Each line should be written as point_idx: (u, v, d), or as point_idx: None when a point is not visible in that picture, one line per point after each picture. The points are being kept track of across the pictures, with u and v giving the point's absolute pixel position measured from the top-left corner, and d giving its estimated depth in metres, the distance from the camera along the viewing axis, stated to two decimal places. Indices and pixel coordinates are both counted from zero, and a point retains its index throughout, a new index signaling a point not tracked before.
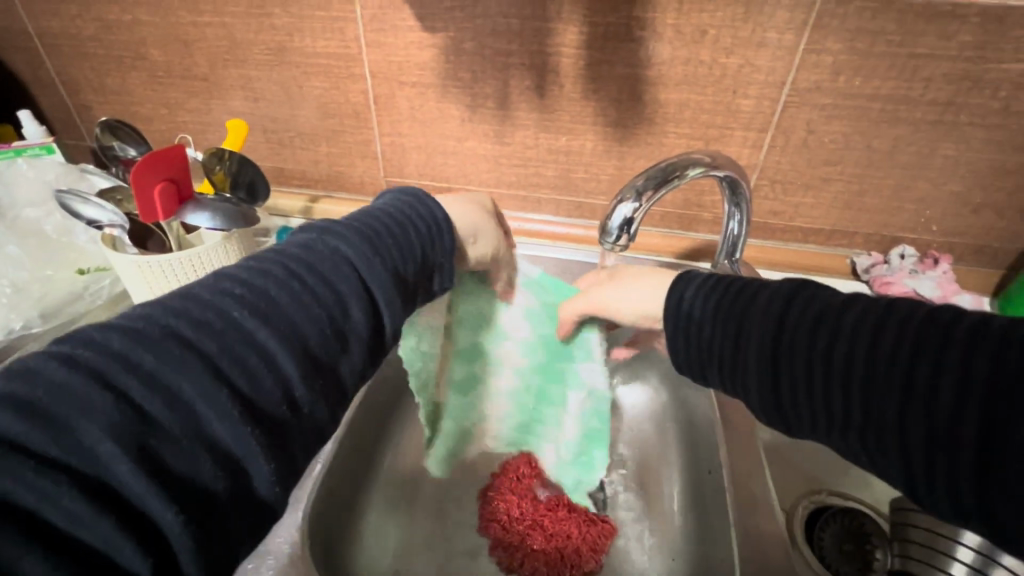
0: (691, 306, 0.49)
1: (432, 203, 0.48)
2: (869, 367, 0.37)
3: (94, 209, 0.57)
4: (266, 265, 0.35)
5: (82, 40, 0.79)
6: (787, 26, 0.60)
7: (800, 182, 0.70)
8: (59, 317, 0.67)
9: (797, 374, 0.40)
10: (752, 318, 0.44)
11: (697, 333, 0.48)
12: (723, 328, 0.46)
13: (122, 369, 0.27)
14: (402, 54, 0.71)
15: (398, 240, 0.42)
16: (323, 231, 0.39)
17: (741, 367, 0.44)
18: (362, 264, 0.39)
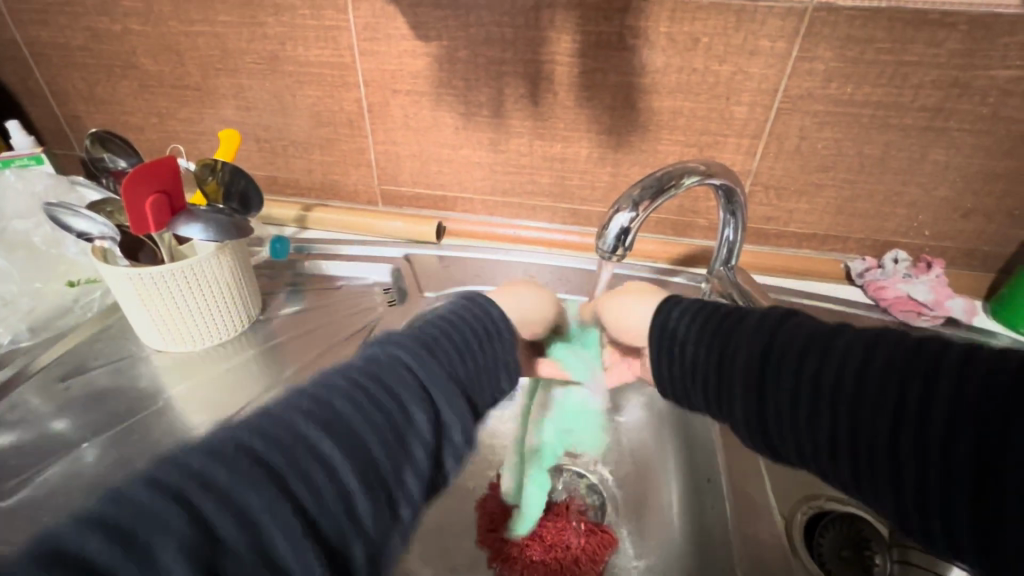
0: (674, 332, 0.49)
1: (486, 303, 0.49)
2: (856, 396, 0.37)
3: (86, 222, 0.56)
4: (338, 376, 0.38)
5: (72, 50, 0.78)
6: (779, 34, 0.60)
7: (794, 188, 0.71)
8: (48, 330, 0.67)
9: (785, 402, 0.40)
10: (738, 344, 0.44)
11: (684, 360, 0.48)
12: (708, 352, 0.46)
13: (200, 488, 0.30)
14: (396, 62, 0.71)
15: (461, 349, 0.44)
16: (388, 341, 0.41)
17: (724, 388, 0.44)
18: (426, 376, 0.40)
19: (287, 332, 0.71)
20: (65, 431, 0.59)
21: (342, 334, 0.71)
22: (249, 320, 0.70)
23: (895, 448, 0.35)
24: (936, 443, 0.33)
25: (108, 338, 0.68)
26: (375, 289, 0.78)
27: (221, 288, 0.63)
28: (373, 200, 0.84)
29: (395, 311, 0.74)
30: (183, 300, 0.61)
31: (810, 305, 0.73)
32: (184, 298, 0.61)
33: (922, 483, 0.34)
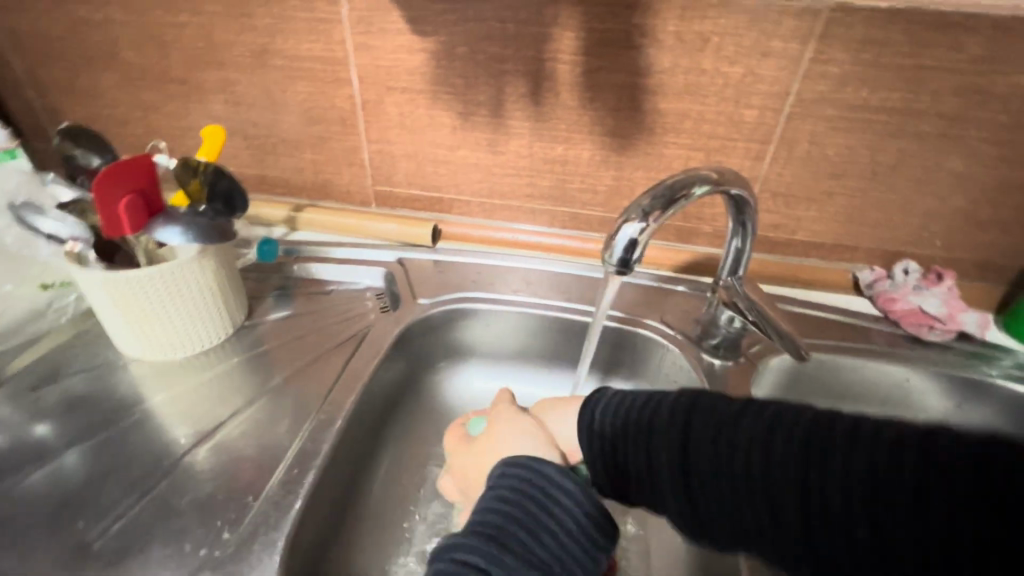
0: (596, 419, 0.46)
1: (544, 477, 0.44)
2: (789, 487, 0.36)
3: (54, 223, 0.54)
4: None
5: (51, 39, 0.75)
6: (792, 35, 0.58)
7: (804, 195, 0.68)
8: (20, 335, 0.63)
9: (723, 499, 0.38)
10: (660, 437, 0.42)
11: (609, 450, 0.45)
12: (631, 442, 0.43)
13: None
14: (391, 58, 0.67)
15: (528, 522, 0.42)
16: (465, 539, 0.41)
17: (660, 491, 0.42)
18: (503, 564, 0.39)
19: (276, 338, 0.68)
20: (35, 445, 0.55)
21: (329, 342, 0.67)
22: (234, 326, 0.66)
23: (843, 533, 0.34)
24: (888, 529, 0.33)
25: (83, 344, 0.65)
26: (366, 294, 0.75)
27: (203, 293, 0.60)
28: (366, 201, 0.81)
29: (386, 317, 0.70)
30: (161, 305, 0.58)
31: (818, 316, 0.70)
32: (163, 303, 0.58)
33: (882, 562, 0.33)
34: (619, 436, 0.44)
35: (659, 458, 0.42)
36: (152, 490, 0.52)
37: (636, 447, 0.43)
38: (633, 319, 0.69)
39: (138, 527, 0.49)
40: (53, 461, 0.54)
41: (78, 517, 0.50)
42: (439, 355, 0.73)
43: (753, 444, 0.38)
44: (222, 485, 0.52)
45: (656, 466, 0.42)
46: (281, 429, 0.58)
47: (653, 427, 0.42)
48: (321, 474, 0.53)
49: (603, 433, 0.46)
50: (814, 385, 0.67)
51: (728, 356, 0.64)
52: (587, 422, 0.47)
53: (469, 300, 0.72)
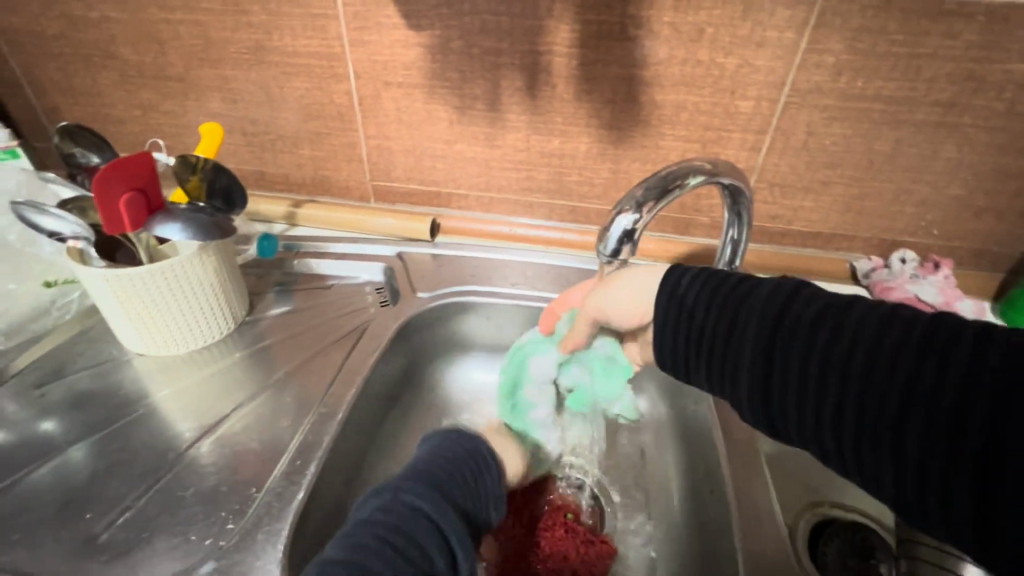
0: (675, 294, 0.47)
1: (474, 435, 0.53)
2: (862, 369, 0.36)
3: (55, 221, 0.53)
4: (364, 541, 0.40)
5: (48, 38, 0.75)
6: (787, 24, 0.58)
7: (800, 185, 0.68)
8: (24, 333, 0.64)
9: (794, 372, 0.39)
10: (742, 314, 0.43)
11: (687, 324, 0.46)
12: (706, 319, 0.44)
13: None
14: (387, 53, 0.68)
15: (456, 476, 0.47)
16: (394, 489, 0.44)
17: (731, 360, 0.43)
18: (439, 512, 0.43)
19: (277, 334, 0.69)
20: (42, 440, 0.56)
21: (330, 336, 0.68)
22: (235, 322, 0.67)
23: (898, 414, 0.34)
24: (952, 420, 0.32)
25: (86, 341, 0.65)
26: (366, 288, 0.76)
27: (204, 289, 0.61)
28: (365, 196, 0.81)
29: (386, 311, 0.71)
30: (163, 301, 0.59)
31: None
32: (164, 299, 0.59)
33: (930, 450, 0.33)
34: (695, 310, 0.45)
35: (736, 332, 0.42)
36: (157, 484, 0.53)
37: (714, 320, 0.44)
38: None
39: (143, 519, 0.50)
40: (59, 456, 0.55)
41: (84, 511, 0.50)
42: (440, 349, 0.74)
43: (830, 323, 0.39)
44: (226, 478, 0.53)
45: (740, 334, 0.42)
46: (283, 423, 0.58)
47: (737, 305, 0.43)
48: (322, 465, 0.54)
49: (681, 305, 0.46)
50: None
51: None
52: (670, 288, 0.47)
53: (467, 293, 0.72)
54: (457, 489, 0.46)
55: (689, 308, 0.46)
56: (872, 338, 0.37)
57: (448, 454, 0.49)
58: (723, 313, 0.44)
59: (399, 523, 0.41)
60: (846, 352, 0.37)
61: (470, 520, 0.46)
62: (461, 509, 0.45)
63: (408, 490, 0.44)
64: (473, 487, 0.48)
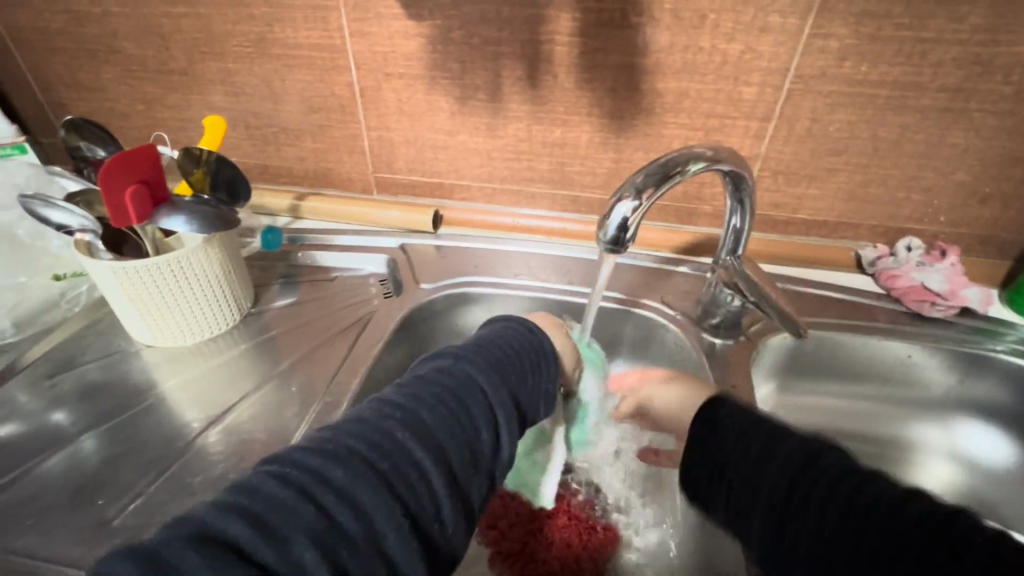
0: (699, 437, 0.48)
1: (542, 334, 0.54)
2: (847, 509, 0.38)
3: (62, 213, 0.54)
4: (422, 391, 0.43)
5: (53, 34, 0.76)
6: (790, 10, 0.57)
7: (804, 172, 0.68)
8: (36, 326, 0.65)
9: (762, 491, 0.42)
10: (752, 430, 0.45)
11: (705, 442, 0.47)
12: (723, 447, 0.46)
13: (320, 487, 0.35)
14: (388, 44, 0.68)
15: (516, 363, 0.48)
16: (456, 358, 0.47)
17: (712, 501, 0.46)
18: (492, 389, 0.45)
19: (282, 325, 0.69)
20: (53, 430, 0.57)
21: (335, 327, 0.69)
22: (241, 314, 0.68)
23: (854, 543, 0.37)
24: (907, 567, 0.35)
25: (96, 333, 0.66)
26: (370, 280, 0.76)
27: (210, 280, 0.61)
28: (368, 188, 0.82)
29: (389, 302, 0.71)
30: (170, 292, 0.59)
31: (820, 295, 0.70)
32: (170, 290, 0.59)
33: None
34: (714, 455, 0.46)
35: (747, 455, 0.44)
36: (167, 471, 0.54)
37: (728, 455, 0.45)
38: (634, 300, 0.69)
39: (154, 505, 0.51)
40: (72, 444, 0.56)
41: (96, 497, 0.51)
42: (444, 339, 0.74)
43: (833, 485, 0.39)
44: (234, 466, 0.54)
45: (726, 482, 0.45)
46: (289, 413, 0.59)
47: (748, 450, 0.44)
48: None
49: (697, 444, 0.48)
50: (813, 364, 0.68)
51: (728, 335, 0.65)
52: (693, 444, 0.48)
53: (470, 284, 0.72)
54: (517, 371, 0.48)
55: (711, 451, 0.46)
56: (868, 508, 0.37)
57: (510, 335, 0.51)
58: (733, 463, 0.44)
59: (454, 387, 0.44)
60: (846, 494, 0.38)
61: (523, 407, 0.47)
62: (515, 397, 0.47)
63: (463, 361, 0.46)
64: (532, 379, 0.49)
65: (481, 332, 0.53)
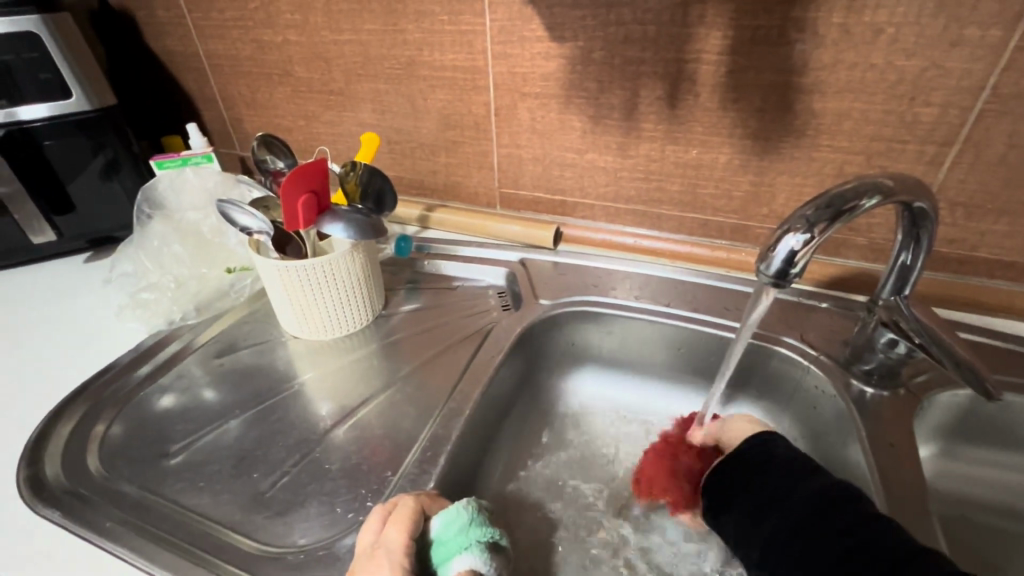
0: (743, 459, 0.49)
1: None
2: (836, 519, 0.40)
3: (247, 217, 0.62)
4: None
5: (241, 60, 0.88)
6: (993, 21, 0.50)
7: (990, 205, 0.59)
8: (210, 311, 0.75)
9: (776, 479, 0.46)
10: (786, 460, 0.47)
11: (739, 475, 0.48)
12: (750, 476, 0.47)
13: None
14: (527, 65, 0.70)
15: (176, 520, 0.52)
16: (175, 534, 0.50)
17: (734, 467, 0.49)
18: (109, 537, 0.49)
19: (406, 329, 0.73)
20: (211, 403, 0.65)
21: (457, 335, 0.72)
22: (373, 316, 0.73)
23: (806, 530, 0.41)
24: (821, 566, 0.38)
25: (253, 322, 0.75)
26: (489, 291, 0.78)
27: (351, 284, 0.67)
28: (492, 203, 0.84)
29: (510, 315, 0.72)
30: (318, 293, 0.66)
31: (1004, 351, 0.60)
32: (319, 290, 0.65)
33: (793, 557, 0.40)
34: (745, 487, 0.47)
35: (776, 481, 0.45)
36: (309, 454, 0.59)
37: (748, 494, 0.46)
38: (771, 336, 0.63)
39: (299, 486, 0.55)
40: (237, 414, 0.63)
41: (252, 470, 0.57)
42: (558, 356, 0.74)
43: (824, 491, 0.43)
44: (365, 457, 0.58)
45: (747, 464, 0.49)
46: (412, 413, 0.62)
47: (763, 477, 0.47)
48: (451, 458, 0.56)
49: (732, 470, 0.49)
50: (990, 428, 0.57)
51: (884, 385, 0.57)
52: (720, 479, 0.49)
53: (591, 302, 0.71)
54: (163, 511, 0.53)
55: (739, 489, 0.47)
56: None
57: (200, 505, 0.53)
58: (756, 490, 0.46)
59: None
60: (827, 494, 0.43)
61: (205, 538, 0.50)
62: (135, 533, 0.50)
63: None
64: (201, 508, 0.53)
65: (264, 488, 0.55)
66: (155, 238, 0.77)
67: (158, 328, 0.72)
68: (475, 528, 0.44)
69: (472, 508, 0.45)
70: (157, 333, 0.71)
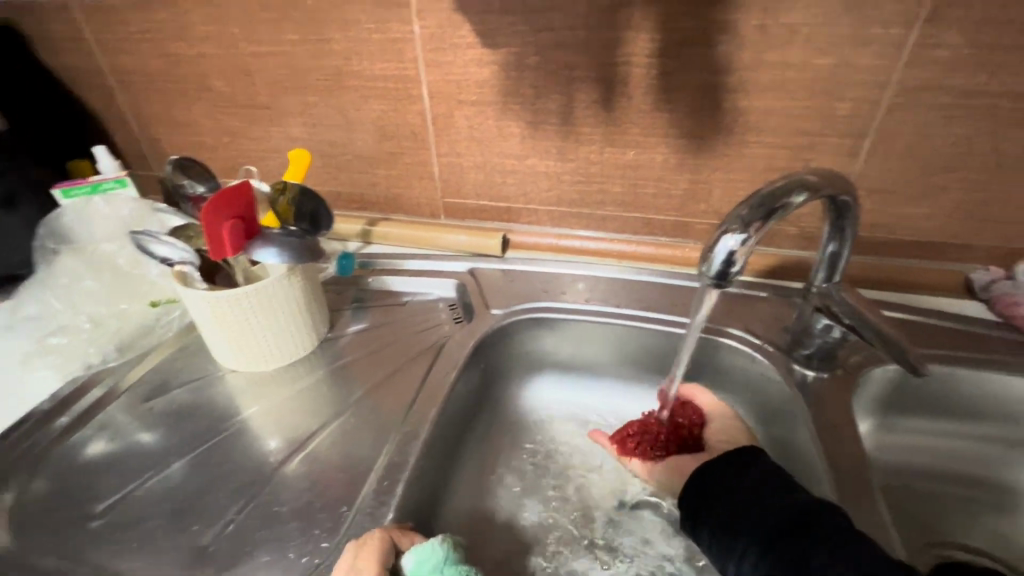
0: (717, 468, 0.50)
1: None
2: (818, 534, 0.42)
3: (167, 247, 0.57)
4: None
5: (152, 75, 0.81)
6: (894, 20, 0.54)
7: (905, 191, 0.63)
8: (134, 349, 0.68)
9: (755, 487, 0.48)
10: (751, 465, 0.50)
11: (716, 480, 0.50)
12: (726, 483, 0.49)
13: None
14: (461, 73, 0.68)
15: None
16: None
17: (715, 467, 0.51)
18: None
19: (357, 350, 0.70)
20: (143, 451, 0.59)
21: (409, 353, 0.69)
22: (318, 339, 0.70)
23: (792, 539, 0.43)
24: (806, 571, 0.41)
25: (185, 357, 0.70)
26: (439, 304, 0.77)
27: (291, 308, 0.63)
28: (436, 213, 0.82)
29: (462, 328, 0.71)
30: (256, 321, 0.62)
31: (928, 324, 0.64)
32: (256, 318, 0.61)
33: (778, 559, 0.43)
34: (722, 496, 0.48)
35: (751, 488, 0.48)
36: (255, 498, 0.55)
37: (724, 502, 0.48)
38: (717, 328, 0.65)
39: (246, 533, 0.52)
40: (171, 462, 0.58)
41: (192, 522, 0.53)
42: (515, 365, 0.73)
43: (806, 505, 0.45)
44: (318, 494, 0.55)
45: (728, 467, 0.50)
46: (367, 441, 0.60)
47: (736, 485, 0.48)
48: (410, 485, 0.54)
49: (706, 476, 0.50)
50: (923, 398, 0.61)
51: (823, 367, 0.60)
52: (694, 482, 0.51)
53: (543, 309, 0.71)
54: None
55: (715, 495, 0.49)
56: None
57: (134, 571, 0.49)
58: (734, 495, 0.48)
59: None
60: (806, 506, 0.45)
61: None
62: None
63: None
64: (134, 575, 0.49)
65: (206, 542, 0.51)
66: (64, 276, 0.71)
67: (74, 374, 0.65)
68: (450, 567, 0.44)
69: (447, 546, 0.45)
70: (73, 380, 0.64)
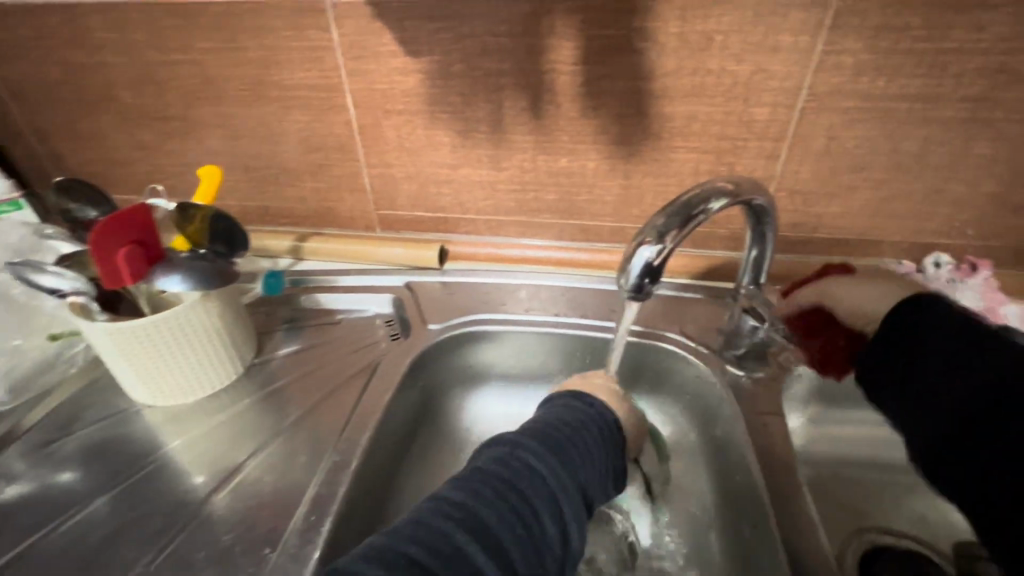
0: (890, 332, 0.50)
1: None
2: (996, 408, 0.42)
3: (53, 277, 0.53)
4: None
5: (48, 86, 0.75)
6: (802, 28, 0.55)
7: (823, 191, 0.65)
8: (32, 389, 0.63)
9: (923, 372, 0.47)
10: (917, 344, 0.48)
11: (889, 360, 0.49)
12: (903, 358, 0.49)
13: None
14: (386, 81, 0.66)
15: None
16: None
17: (886, 351, 0.50)
18: None
19: (289, 373, 0.67)
20: (45, 503, 0.55)
21: (344, 374, 0.66)
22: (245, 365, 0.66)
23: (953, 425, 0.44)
24: (981, 453, 0.41)
25: (93, 394, 0.64)
26: (376, 321, 0.74)
27: (209, 335, 0.59)
28: (371, 225, 0.79)
29: (398, 345, 0.68)
30: (168, 352, 0.57)
31: None
32: (168, 349, 0.57)
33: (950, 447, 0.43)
34: (908, 368, 0.48)
35: (923, 371, 0.47)
36: (169, 546, 0.51)
37: (911, 373, 0.48)
38: (655, 332, 0.66)
39: None
40: (72, 514, 0.54)
41: None
42: (457, 380, 0.71)
43: (972, 384, 0.44)
44: (240, 537, 0.51)
45: (904, 347, 0.49)
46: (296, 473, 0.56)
47: (921, 355, 0.47)
48: (338, 519, 0.51)
49: (875, 354, 0.51)
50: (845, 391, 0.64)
51: (753, 366, 0.62)
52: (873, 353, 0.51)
53: (482, 322, 0.69)
54: None
55: (897, 376, 0.49)
56: (978, 362, 0.44)
57: None
58: (920, 369, 0.47)
59: None
60: (957, 392, 0.44)
61: None
62: None
63: None
64: None
65: None
66: None
67: None
68: None
69: None
70: None
